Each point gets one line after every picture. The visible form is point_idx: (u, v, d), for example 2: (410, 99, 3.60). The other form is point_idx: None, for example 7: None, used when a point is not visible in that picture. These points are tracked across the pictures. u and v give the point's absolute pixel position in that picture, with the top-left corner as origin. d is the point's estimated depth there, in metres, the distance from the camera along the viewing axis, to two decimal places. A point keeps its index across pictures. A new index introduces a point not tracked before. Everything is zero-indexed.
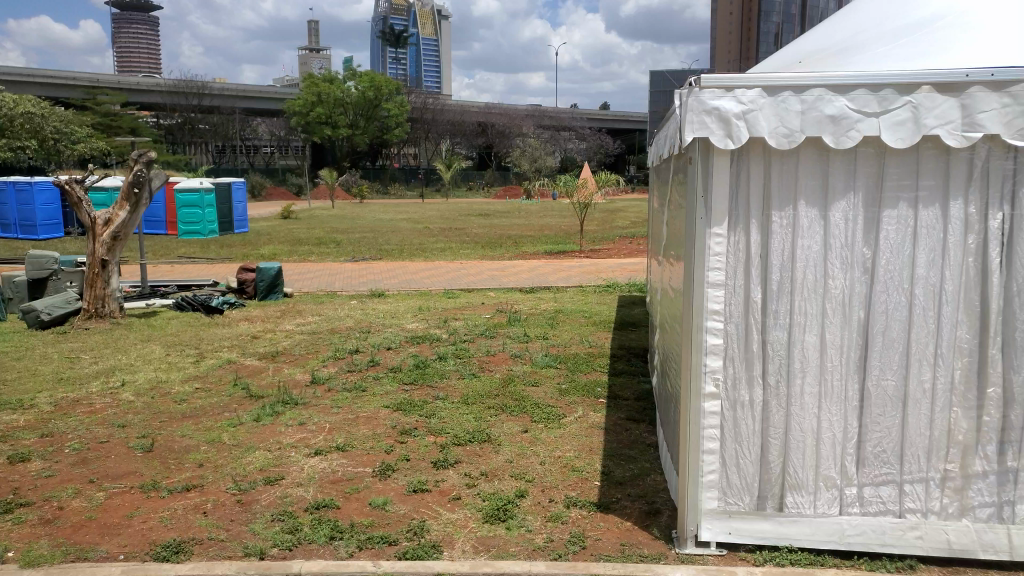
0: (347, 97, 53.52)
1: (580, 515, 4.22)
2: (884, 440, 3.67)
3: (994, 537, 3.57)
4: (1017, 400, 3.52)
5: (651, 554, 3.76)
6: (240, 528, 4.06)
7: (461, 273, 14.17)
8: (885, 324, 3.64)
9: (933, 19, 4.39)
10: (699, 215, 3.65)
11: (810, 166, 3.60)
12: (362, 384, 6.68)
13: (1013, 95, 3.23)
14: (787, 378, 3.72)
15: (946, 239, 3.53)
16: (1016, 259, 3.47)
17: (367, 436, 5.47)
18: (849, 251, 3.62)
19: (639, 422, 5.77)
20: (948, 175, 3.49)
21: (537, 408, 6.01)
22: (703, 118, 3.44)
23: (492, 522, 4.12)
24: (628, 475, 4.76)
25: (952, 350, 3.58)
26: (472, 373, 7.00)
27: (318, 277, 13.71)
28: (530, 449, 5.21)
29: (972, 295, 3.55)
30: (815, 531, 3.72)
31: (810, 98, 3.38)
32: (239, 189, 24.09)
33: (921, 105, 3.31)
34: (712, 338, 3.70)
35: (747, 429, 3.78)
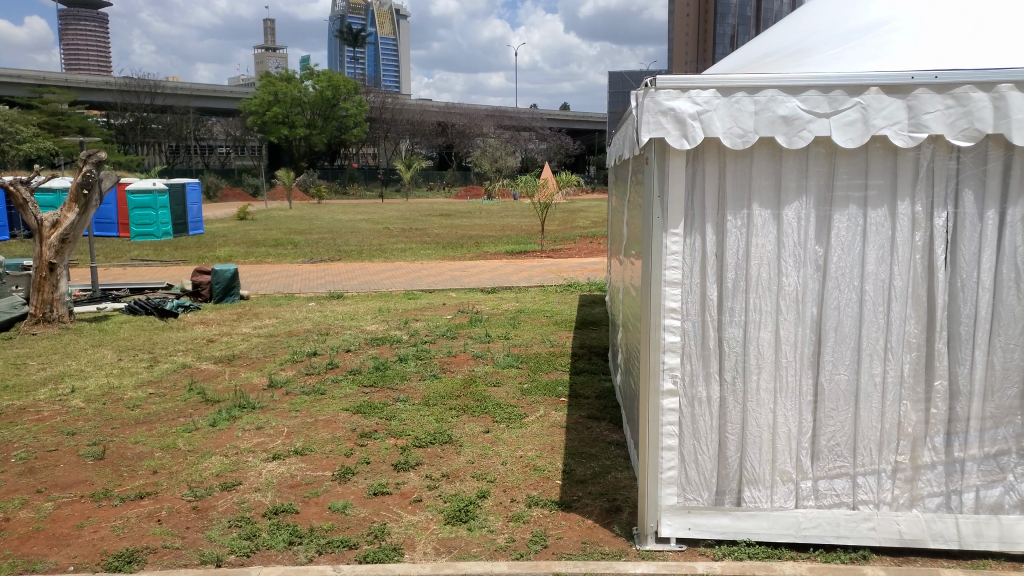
0: (305, 97, 52.90)
1: (542, 514, 4.23)
2: (837, 433, 3.75)
3: (944, 526, 3.68)
4: (962, 392, 3.65)
5: (612, 552, 3.79)
6: (196, 536, 3.99)
7: (422, 274, 14.10)
8: (837, 321, 3.71)
9: (879, 23, 4.50)
10: (655, 215, 3.68)
11: (763, 167, 3.66)
12: (321, 387, 6.61)
13: (956, 97, 3.33)
14: (743, 374, 3.78)
15: (894, 236, 3.62)
16: (961, 256, 3.59)
17: (326, 440, 5.41)
18: (801, 249, 3.69)
19: (600, 420, 5.81)
20: (896, 175, 3.58)
21: (499, 408, 6.01)
22: (659, 118, 3.47)
23: (454, 523, 4.11)
24: (589, 474, 4.79)
25: (901, 345, 3.67)
26: (434, 374, 6.98)
27: (276, 279, 13.53)
28: (492, 449, 5.21)
29: (919, 291, 3.65)
30: (772, 524, 3.79)
31: (763, 98, 3.44)
32: (193, 190, 23.66)
33: (870, 106, 3.39)
34: (670, 336, 3.75)
35: (704, 426, 3.83)
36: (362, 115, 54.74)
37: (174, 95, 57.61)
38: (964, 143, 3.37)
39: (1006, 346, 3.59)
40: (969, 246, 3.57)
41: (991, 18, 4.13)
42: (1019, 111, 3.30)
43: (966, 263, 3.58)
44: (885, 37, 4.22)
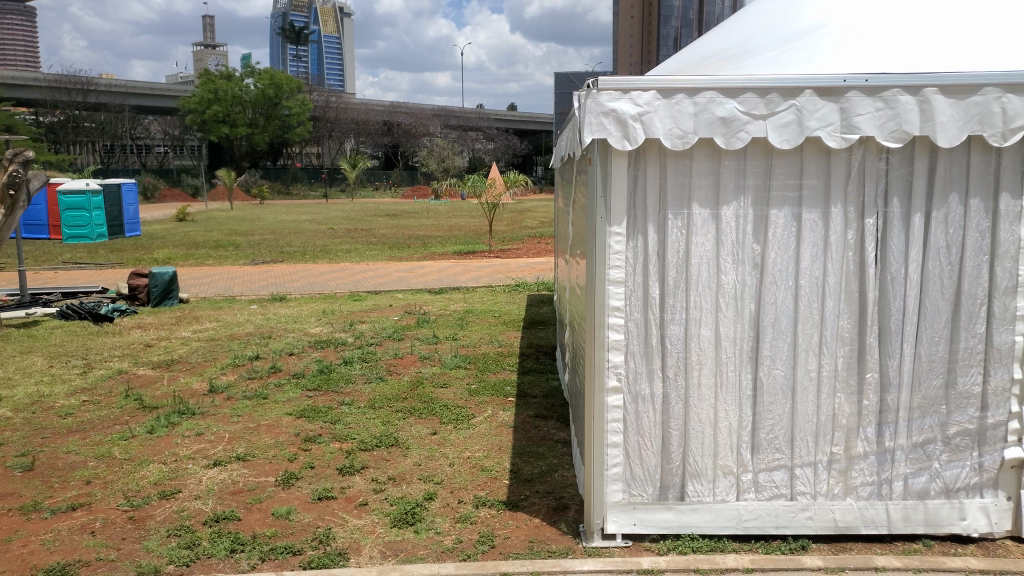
0: (246, 95, 51.85)
1: (489, 514, 4.24)
2: (775, 427, 3.85)
3: (875, 513, 3.83)
4: (893, 384, 3.78)
5: (559, 549, 3.82)
6: (133, 546, 3.87)
7: (368, 275, 13.94)
8: (774, 316, 3.81)
9: (814, 27, 4.63)
10: (599, 215, 3.72)
11: (702, 167, 3.73)
12: (263, 391, 6.48)
13: (886, 100, 3.45)
14: (684, 371, 3.84)
15: (828, 235, 3.74)
16: (890, 253, 3.72)
17: (269, 445, 5.31)
18: (739, 248, 3.78)
19: (548, 419, 5.84)
20: (829, 175, 3.69)
21: (446, 410, 5.99)
22: (600, 120, 3.51)
23: (400, 526, 4.08)
24: (536, 473, 4.81)
25: (835, 339, 3.79)
26: (379, 377, 6.90)
27: (218, 281, 13.24)
28: (439, 451, 5.18)
29: (851, 286, 3.77)
30: (714, 517, 3.87)
31: (701, 100, 3.51)
32: (130, 190, 23.02)
33: (804, 108, 3.49)
34: (614, 334, 3.79)
35: (648, 421, 3.88)
36: (306, 114, 53.87)
37: (108, 92, 55.75)
38: (894, 144, 3.49)
39: (931, 339, 3.75)
40: (898, 243, 3.72)
41: (925, 23, 4.29)
42: (943, 115, 3.44)
43: (895, 259, 3.72)
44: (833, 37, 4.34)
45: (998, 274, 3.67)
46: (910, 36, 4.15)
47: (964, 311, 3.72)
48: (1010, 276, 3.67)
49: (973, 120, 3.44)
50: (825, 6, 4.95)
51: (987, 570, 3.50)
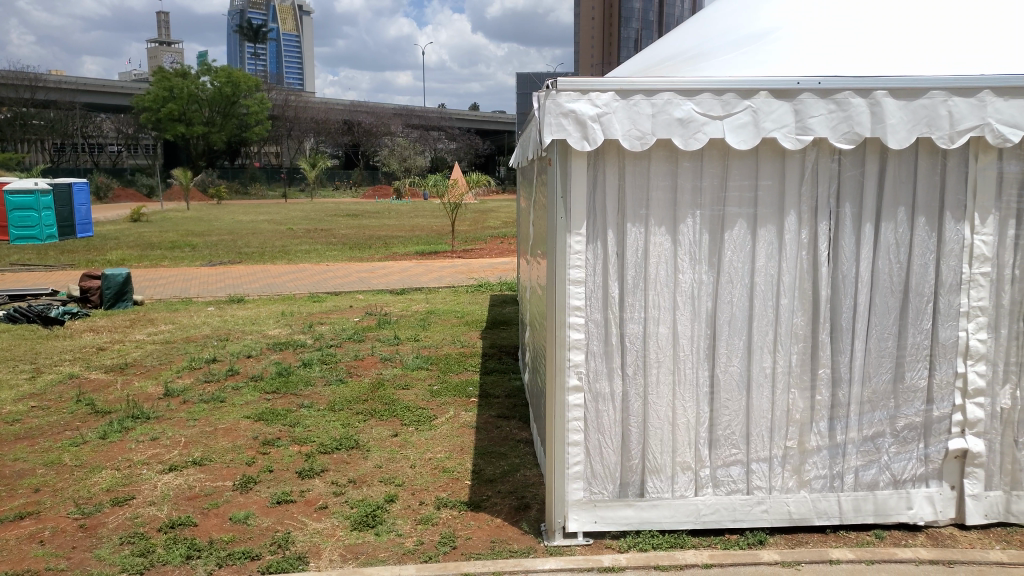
0: (203, 93, 50.93)
1: (450, 515, 4.23)
2: (731, 423, 3.92)
3: (827, 504, 3.92)
4: (844, 379, 3.88)
5: (521, 549, 3.83)
6: (84, 555, 3.78)
7: (329, 275, 13.79)
8: (730, 314, 3.87)
9: (770, 30, 4.71)
10: (559, 215, 3.73)
11: (660, 169, 3.76)
12: (221, 394, 6.38)
13: (838, 103, 3.53)
14: (643, 369, 3.88)
15: (782, 235, 3.81)
16: (841, 252, 3.81)
17: (226, 449, 5.22)
18: (696, 248, 3.83)
19: (510, 419, 5.85)
20: (783, 176, 3.76)
21: (407, 411, 5.96)
22: (560, 120, 3.53)
23: (361, 529, 4.05)
24: (498, 473, 4.81)
25: (789, 337, 3.86)
26: (340, 379, 6.84)
27: (173, 283, 12.99)
28: (400, 453, 5.15)
29: (805, 285, 3.85)
30: (673, 513, 3.91)
31: (659, 102, 3.55)
32: (82, 190, 22.49)
33: (759, 109, 3.55)
34: (575, 333, 3.81)
35: (608, 420, 3.92)
36: (265, 113, 53.12)
37: (58, 89, 54.24)
38: (846, 146, 3.57)
39: (881, 335, 3.85)
40: (849, 242, 3.81)
41: (882, 26, 4.39)
42: (893, 117, 3.53)
43: (846, 258, 3.81)
44: (831, 34, 4.38)
45: (943, 272, 3.78)
46: (877, 39, 4.23)
47: (911, 308, 3.83)
48: (955, 274, 3.78)
49: (921, 123, 3.53)
50: (785, 8, 5.03)
51: (936, 560, 3.60)
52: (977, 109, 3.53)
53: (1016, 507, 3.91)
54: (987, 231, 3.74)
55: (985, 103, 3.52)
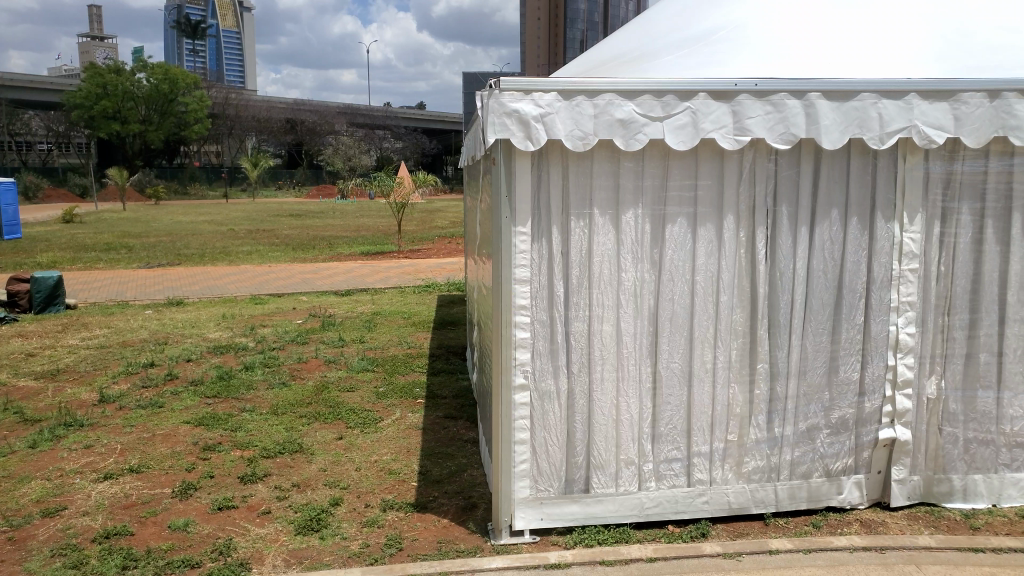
0: (138, 90, 49.43)
1: (397, 517, 4.20)
2: (674, 417, 3.99)
3: (765, 494, 4.04)
4: (782, 373, 3.98)
5: (467, 549, 3.83)
6: (12, 569, 3.63)
7: (272, 277, 13.54)
8: (671, 312, 3.94)
9: (710, 32, 4.80)
10: (504, 214, 3.74)
11: (603, 168, 3.81)
12: (159, 400, 6.21)
13: (774, 104, 3.63)
14: (588, 367, 3.92)
15: (721, 233, 3.89)
16: (778, 249, 3.92)
17: (164, 456, 5.09)
18: (639, 246, 3.88)
19: (457, 419, 5.85)
20: (722, 176, 3.84)
21: (353, 414, 5.90)
22: (503, 120, 3.53)
23: (305, 533, 3.99)
24: (445, 473, 4.80)
25: (729, 332, 3.95)
26: (283, 382, 6.72)
27: (107, 286, 12.58)
28: (345, 455, 5.10)
29: (743, 282, 3.95)
30: (617, 507, 3.97)
31: (601, 102, 3.59)
32: (9, 190, 21.57)
33: (699, 110, 3.62)
34: (520, 332, 3.83)
35: (554, 418, 3.95)
36: (204, 111, 51.83)
37: None
38: (782, 146, 3.67)
39: (816, 330, 3.97)
40: (785, 240, 3.91)
41: (819, 30, 4.52)
42: (826, 118, 3.64)
43: (783, 255, 3.92)
44: (802, 35, 4.47)
45: (875, 268, 3.92)
46: (812, 43, 4.36)
47: (845, 303, 3.96)
48: (886, 270, 3.93)
49: (853, 124, 3.65)
50: (725, 10, 5.14)
51: (869, 547, 3.74)
52: (905, 111, 3.67)
53: (937, 489, 4.11)
54: (915, 228, 3.90)
55: (912, 105, 3.66)
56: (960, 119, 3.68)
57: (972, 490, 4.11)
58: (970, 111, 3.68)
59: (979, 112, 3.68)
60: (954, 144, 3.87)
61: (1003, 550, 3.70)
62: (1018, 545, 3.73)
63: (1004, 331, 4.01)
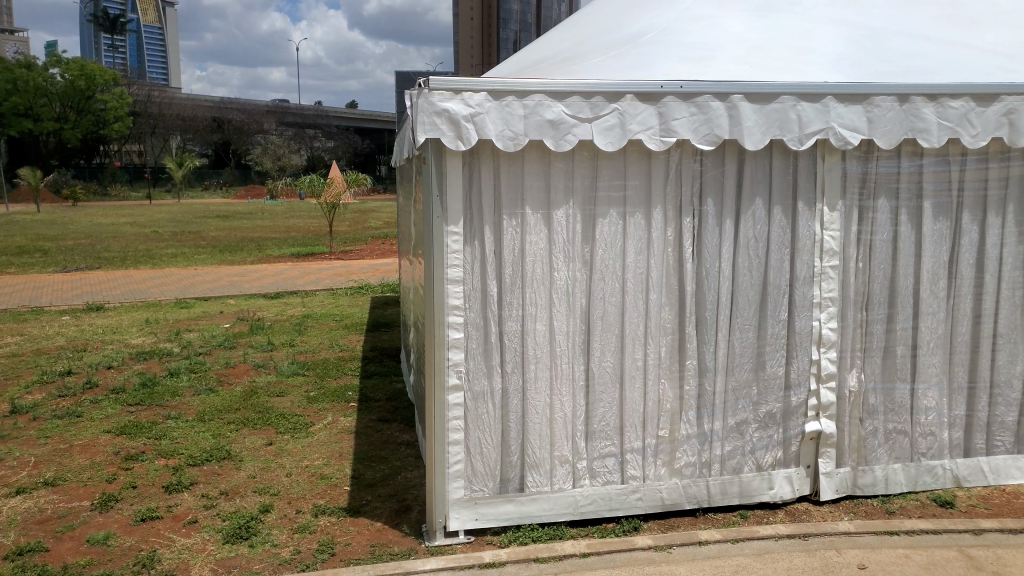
0: (52, 87, 47.23)
1: (329, 523, 4.13)
2: (606, 415, 4.04)
3: (697, 489, 4.12)
4: (710, 369, 4.09)
5: (402, 551, 3.80)
6: None
7: (198, 280, 13.15)
8: (603, 310, 3.99)
9: (638, 35, 4.87)
10: (435, 214, 3.73)
11: (534, 169, 3.84)
12: (77, 409, 5.95)
13: (698, 105, 3.72)
14: (522, 366, 3.94)
15: (650, 232, 3.97)
16: (704, 249, 4.02)
17: (83, 467, 4.88)
18: (571, 246, 3.93)
19: (391, 422, 5.78)
20: (650, 176, 3.92)
21: (283, 419, 5.77)
22: (433, 119, 3.52)
23: (233, 542, 3.89)
24: (378, 477, 4.75)
25: (658, 329, 4.03)
26: (210, 388, 6.53)
27: (19, 291, 11.99)
28: (275, 462, 4.99)
29: (671, 280, 4.03)
30: (552, 505, 4.00)
31: (531, 103, 3.62)
32: None
33: (626, 111, 3.68)
34: (453, 333, 3.83)
35: (487, 417, 3.96)
36: (124, 108, 49.90)
37: None
38: (706, 147, 3.77)
39: (742, 327, 4.08)
40: (712, 239, 4.01)
41: (741, 34, 4.65)
42: (748, 120, 3.75)
43: (709, 254, 4.02)
44: (725, 39, 4.58)
45: (797, 266, 4.06)
46: (737, 48, 4.47)
47: (769, 300, 4.09)
48: (808, 267, 4.07)
49: (774, 126, 3.78)
50: (651, 13, 5.25)
51: (793, 534, 3.87)
52: (822, 114, 3.82)
53: (862, 480, 4.26)
54: (835, 227, 4.06)
55: (829, 108, 3.81)
56: (874, 121, 3.85)
57: (893, 479, 4.29)
58: (883, 114, 3.85)
59: (890, 115, 3.86)
60: (869, 146, 4.04)
61: (916, 532, 3.88)
62: (930, 527, 3.92)
63: (918, 324, 4.21)
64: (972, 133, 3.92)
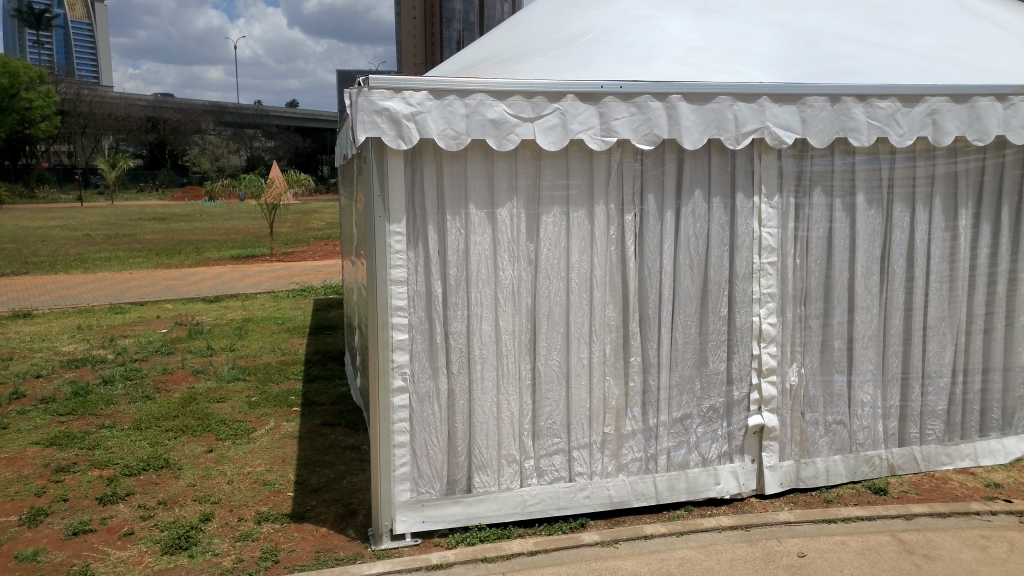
0: None
1: (272, 529, 4.05)
2: (553, 413, 4.06)
3: (645, 486, 4.16)
4: (654, 366, 4.15)
5: (347, 556, 3.75)
6: None
7: (133, 284, 12.75)
8: (548, 309, 4.01)
9: (580, 35, 4.91)
10: (377, 215, 3.69)
11: (477, 168, 3.83)
12: (3, 421, 5.70)
13: (638, 105, 3.77)
14: (468, 366, 3.94)
15: (593, 230, 4.00)
16: (647, 246, 4.07)
17: (10, 481, 4.68)
18: (515, 245, 3.93)
19: (335, 426, 5.70)
20: (593, 175, 3.95)
21: (223, 425, 5.64)
22: (373, 118, 3.49)
23: (172, 552, 3.79)
24: (323, 481, 4.68)
25: (603, 327, 4.07)
26: (146, 395, 6.34)
27: None
28: (216, 469, 4.87)
29: (615, 278, 4.07)
30: (499, 506, 3.99)
31: (473, 102, 3.61)
32: None
33: (568, 111, 3.71)
34: (398, 334, 3.79)
35: (434, 418, 3.94)
36: (51, 107, 48.01)
37: None
38: (646, 146, 3.82)
39: (684, 323, 4.16)
40: (654, 237, 4.07)
41: (680, 35, 4.73)
42: (687, 120, 3.82)
43: (651, 252, 4.08)
44: (665, 40, 4.64)
45: (736, 263, 4.15)
46: (676, 49, 4.54)
47: (710, 296, 4.17)
48: (747, 264, 4.17)
49: (711, 125, 3.86)
50: (592, 14, 5.29)
51: (736, 525, 3.95)
52: (758, 114, 3.91)
53: (805, 473, 4.35)
54: (772, 224, 4.16)
55: (764, 108, 3.90)
56: (808, 121, 3.96)
57: (833, 470, 4.40)
58: (816, 114, 3.96)
59: (823, 115, 3.97)
60: (803, 145, 4.16)
61: (852, 519, 4.01)
62: (865, 514, 4.05)
63: (853, 318, 4.35)
64: (899, 133, 4.06)
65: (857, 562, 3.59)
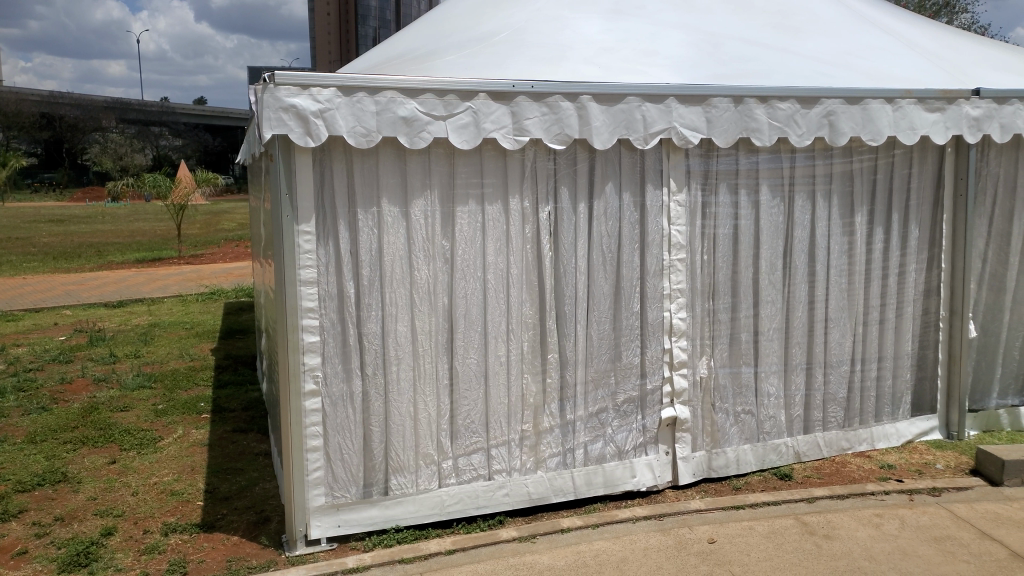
0: None
1: (179, 541, 3.91)
2: (471, 412, 4.06)
3: (563, 481, 4.21)
4: (570, 362, 4.20)
5: (260, 564, 3.66)
6: None
7: (27, 291, 12.04)
8: (465, 308, 4.01)
9: (493, 34, 4.91)
10: (285, 215, 3.61)
11: (389, 166, 3.80)
12: None
13: (549, 105, 3.82)
14: (383, 367, 3.89)
15: (508, 228, 4.02)
16: (561, 245, 4.12)
17: None
18: (430, 244, 3.92)
19: (247, 432, 5.54)
20: (506, 174, 3.98)
21: (127, 435, 5.39)
22: (280, 115, 3.41)
23: (70, 570, 3.60)
24: (234, 489, 4.55)
25: (520, 325, 4.10)
26: (42, 407, 5.99)
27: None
28: (119, 481, 4.66)
29: (532, 277, 4.10)
30: (417, 507, 3.97)
31: (383, 99, 3.57)
32: None
33: (479, 110, 3.72)
34: (309, 336, 3.72)
35: (349, 421, 3.87)
36: None
37: None
38: (558, 146, 3.87)
39: (599, 319, 4.23)
40: (568, 235, 4.13)
41: (591, 36, 4.81)
42: (597, 120, 3.89)
43: (566, 250, 4.13)
44: (575, 41, 4.71)
45: (647, 260, 4.26)
46: (587, 50, 4.61)
47: (623, 294, 4.26)
48: (657, 261, 4.28)
49: (620, 125, 3.94)
50: (505, 13, 5.31)
51: (649, 516, 4.06)
52: (665, 114, 4.02)
53: (716, 462, 4.50)
54: (680, 222, 4.29)
55: (671, 109, 4.02)
56: (712, 121, 4.09)
57: (743, 459, 4.56)
58: (720, 114, 4.10)
59: (727, 116, 4.12)
60: (709, 145, 4.30)
61: (759, 505, 4.18)
62: (771, 499, 4.23)
63: (759, 312, 4.53)
64: (798, 133, 4.25)
65: (763, 546, 3.74)
